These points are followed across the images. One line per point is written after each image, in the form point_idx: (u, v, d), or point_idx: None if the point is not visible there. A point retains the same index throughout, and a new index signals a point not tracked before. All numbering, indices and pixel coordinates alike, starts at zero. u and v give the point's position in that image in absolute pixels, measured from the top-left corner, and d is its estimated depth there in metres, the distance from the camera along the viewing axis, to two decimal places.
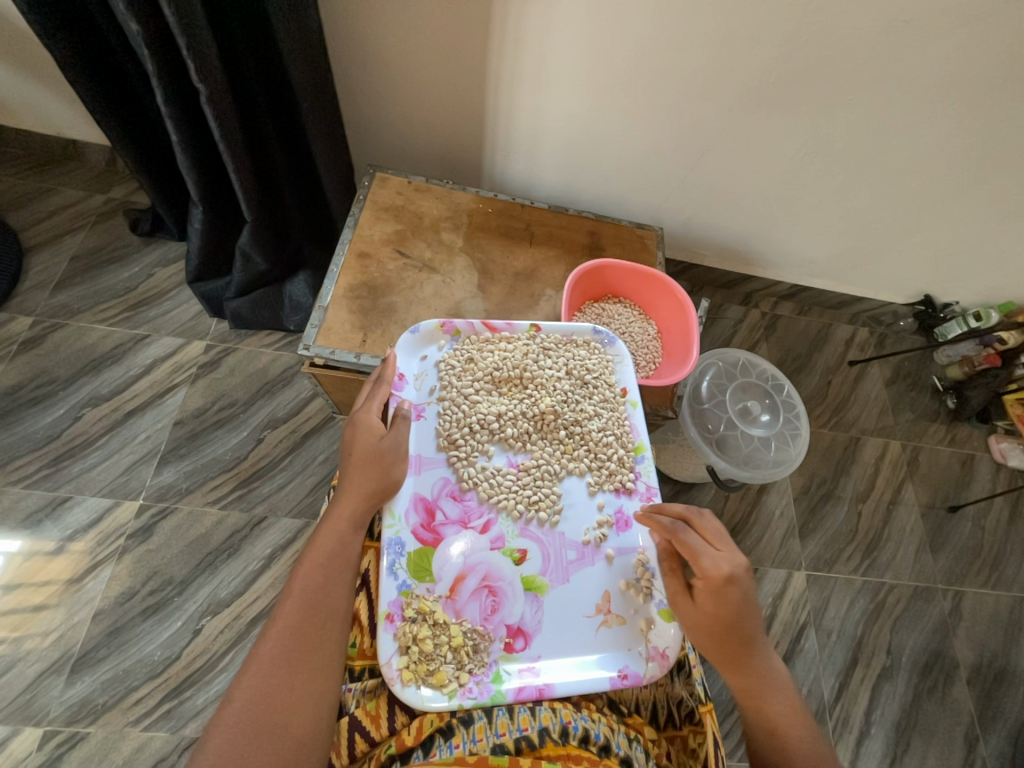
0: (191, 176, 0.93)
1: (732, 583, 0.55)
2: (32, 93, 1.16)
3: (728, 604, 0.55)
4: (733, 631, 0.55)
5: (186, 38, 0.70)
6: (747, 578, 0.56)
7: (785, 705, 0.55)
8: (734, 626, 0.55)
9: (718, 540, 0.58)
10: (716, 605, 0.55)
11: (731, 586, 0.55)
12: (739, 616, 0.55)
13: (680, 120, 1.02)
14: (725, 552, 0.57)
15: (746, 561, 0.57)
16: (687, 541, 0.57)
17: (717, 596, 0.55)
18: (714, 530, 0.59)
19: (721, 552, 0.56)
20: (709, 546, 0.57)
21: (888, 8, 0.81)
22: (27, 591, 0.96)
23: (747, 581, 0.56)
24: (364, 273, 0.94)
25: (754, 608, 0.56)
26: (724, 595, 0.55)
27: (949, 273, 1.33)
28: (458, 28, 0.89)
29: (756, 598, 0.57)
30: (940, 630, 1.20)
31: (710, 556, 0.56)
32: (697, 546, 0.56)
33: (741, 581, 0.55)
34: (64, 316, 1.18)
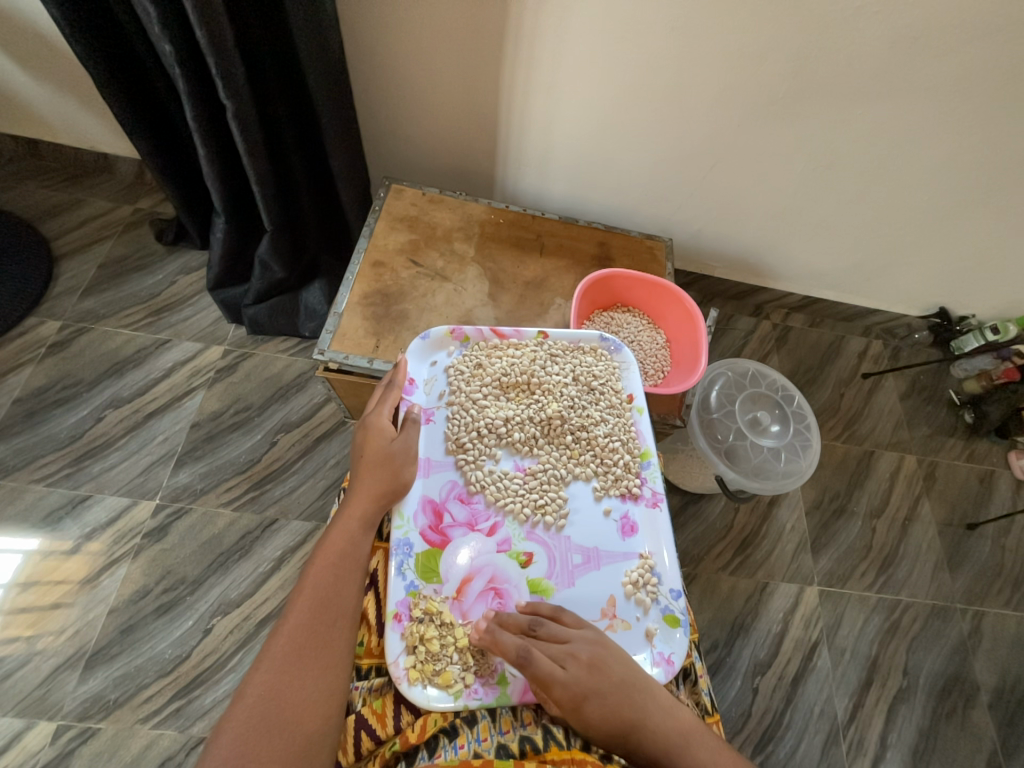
0: (216, 188, 0.97)
1: (582, 701, 0.50)
2: (69, 109, 1.23)
3: (591, 722, 0.49)
4: (615, 736, 0.50)
5: (217, 57, 0.74)
6: (596, 678, 0.51)
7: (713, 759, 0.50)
8: (613, 731, 0.50)
9: (559, 648, 0.53)
10: (585, 726, 0.50)
11: (584, 702, 0.50)
12: (612, 719, 0.50)
13: (689, 134, 1.04)
14: (567, 661, 0.52)
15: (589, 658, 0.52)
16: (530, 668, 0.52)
17: (579, 720, 0.50)
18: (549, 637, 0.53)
19: (563, 667, 0.51)
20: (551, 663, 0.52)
21: (896, 24, 0.82)
22: (44, 588, 0.99)
23: (601, 679, 0.51)
24: (378, 281, 0.96)
25: (625, 696, 0.51)
26: (584, 712, 0.50)
27: (964, 285, 1.31)
28: (474, 49, 0.93)
29: (623, 681, 0.51)
30: (959, 652, 1.16)
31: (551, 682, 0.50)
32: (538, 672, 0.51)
33: (593, 687, 0.50)
34: (91, 321, 1.22)
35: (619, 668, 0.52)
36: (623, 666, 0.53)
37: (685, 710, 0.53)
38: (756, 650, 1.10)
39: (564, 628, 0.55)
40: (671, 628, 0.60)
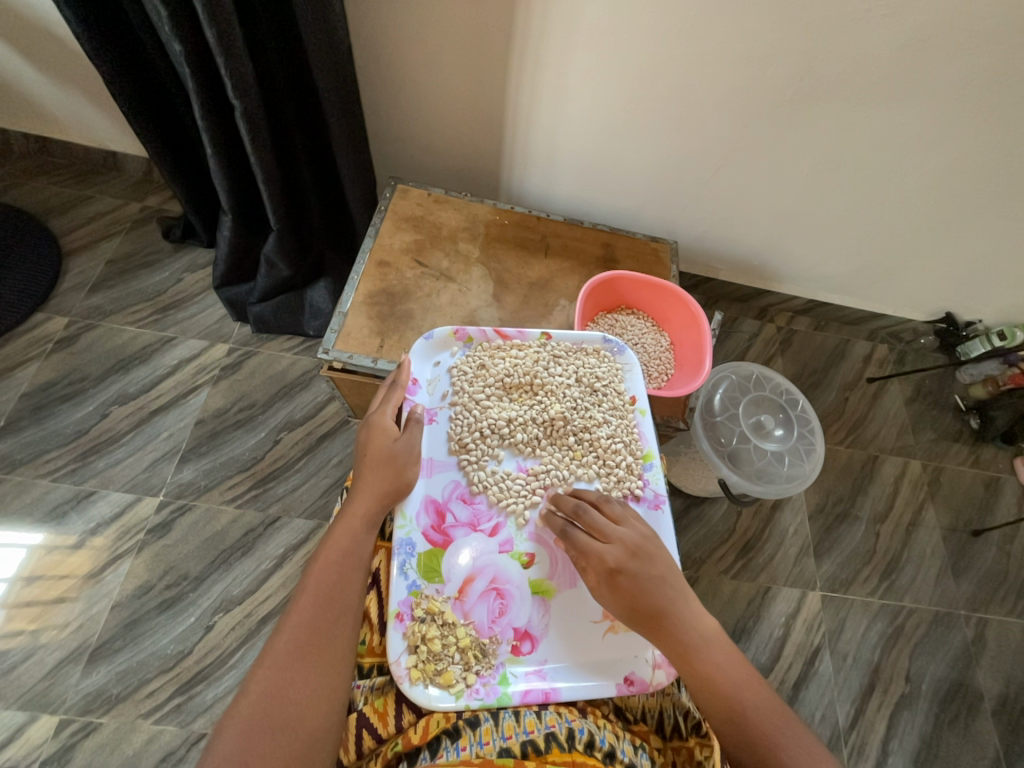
0: (224, 186, 0.98)
1: (620, 572, 0.56)
2: (79, 108, 1.24)
3: (622, 593, 0.55)
4: (642, 615, 0.55)
5: (225, 57, 0.75)
6: (636, 561, 0.56)
7: (722, 672, 0.52)
8: (641, 611, 0.55)
9: (607, 530, 0.59)
10: (614, 596, 0.56)
11: (621, 575, 0.56)
12: (642, 599, 0.55)
13: (696, 136, 1.04)
14: (611, 542, 0.58)
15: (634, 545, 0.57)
16: (574, 541, 0.59)
17: (611, 588, 0.56)
18: (605, 519, 0.60)
19: (607, 544, 0.58)
20: (597, 541, 0.58)
21: (905, 27, 0.82)
22: (48, 583, 0.99)
23: (639, 563, 0.56)
24: (383, 281, 0.97)
25: (659, 585, 0.55)
26: (618, 585, 0.56)
27: (971, 290, 1.30)
28: (481, 49, 0.93)
29: (660, 574, 0.56)
30: (962, 659, 1.15)
31: (594, 550, 0.57)
32: (582, 543, 0.58)
33: (631, 566, 0.56)
34: (98, 317, 1.23)
35: (661, 563, 0.57)
36: (665, 563, 0.57)
37: (714, 623, 0.56)
38: (758, 653, 1.09)
39: (614, 515, 0.61)
40: None
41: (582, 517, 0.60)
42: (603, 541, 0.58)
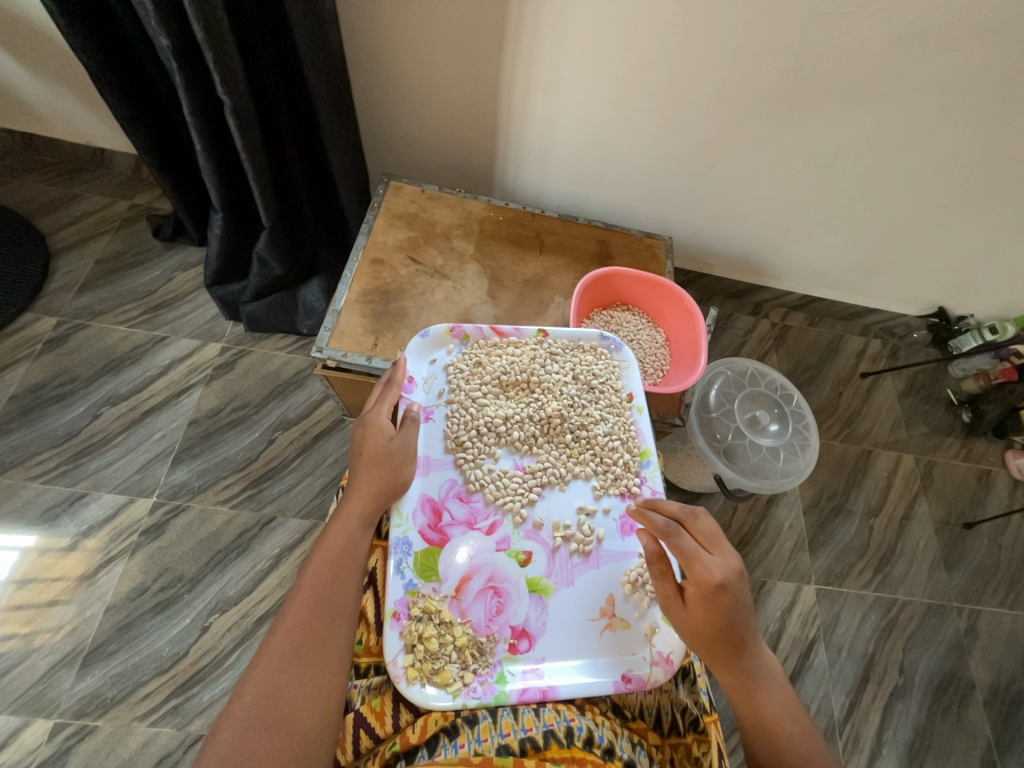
0: (214, 184, 0.96)
1: (722, 588, 0.54)
2: (65, 104, 1.22)
3: (719, 608, 0.54)
4: (729, 635, 0.53)
5: (214, 52, 0.74)
6: (738, 581, 0.55)
7: (781, 710, 0.53)
8: (730, 631, 0.54)
9: (712, 543, 0.57)
10: (707, 608, 0.54)
11: (722, 591, 0.54)
12: (733, 620, 0.54)
13: (690, 131, 1.03)
14: (717, 556, 0.56)
15: (739, 565, 0.55)
16: (680, 547, 0.56)
17: (706, 600, 0.54)
18: (705, 535, 0.58)
19: (712, 556, 0.56)
20: (702, 551, 0.56)
21: (897, 22, 0.82)
22: (40, 586, 0.98)
23: (739, 585, 0.55)
24: (377, 279, 0.96)
25: (747, 610, 0.55)
26: (717, 599, 0.54)
27: (963, 285, 1.31)
28: (473, 44, 0.92)
29: (749, 600, 0.56)
30: (955, 650, 1.17)
31: (700, 560, 0.55)
32: (690, 550, 0.56)
33: (733, 586, 0.55)
34: (88, 317, 1.22)
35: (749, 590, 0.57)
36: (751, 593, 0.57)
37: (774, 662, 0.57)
38: None
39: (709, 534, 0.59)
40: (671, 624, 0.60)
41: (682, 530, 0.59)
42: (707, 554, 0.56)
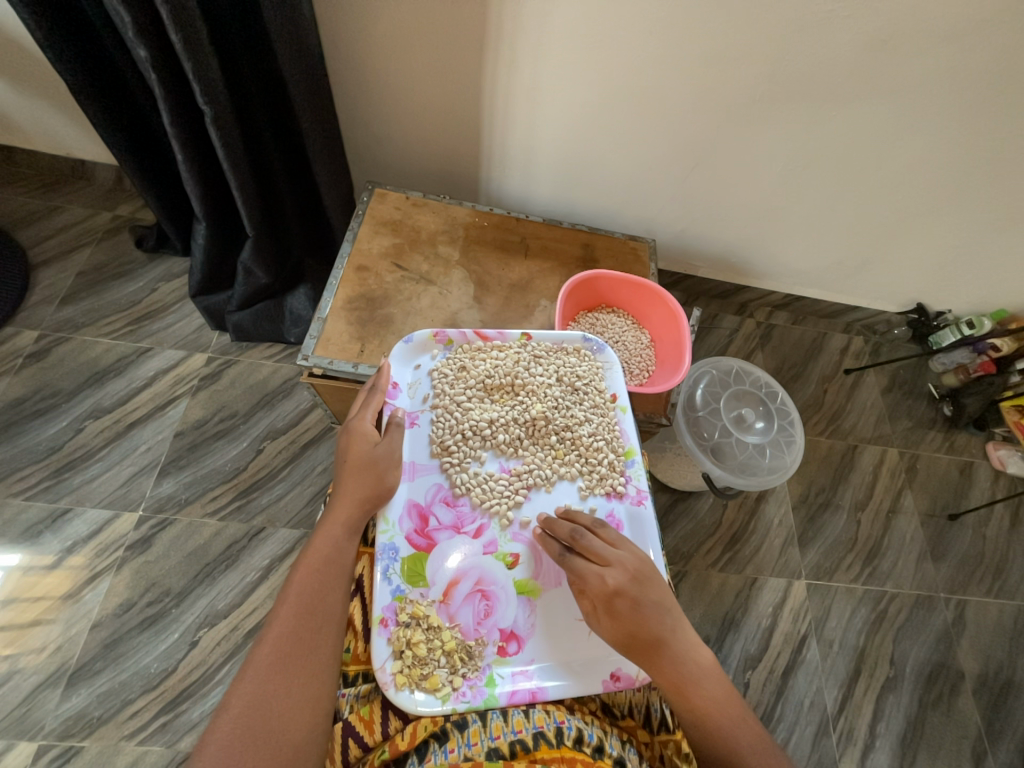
0: (196, 195, 0.96)
1: (620, 597, 0.54)
2: (44, 116, 1.21)
3: (623, 618, 0.54)
4: (641, 643, 0.53)
5: (193, 62, 0.74)
6: (637, 586, 0.55)
7: (714, 704, 0.53)
8: (639, 639, 0.53)
9: (606, 554, 0.57)
10: (612, 621, 0.54)
11: (621, 599, 0.54)
12: (643, 627, 0.53)
13: (671, 136, 1.05)
14: (612, 566, 0.56)
15: (635, 568, 0.56)
16: (574, 565, 0.57)
17: (609, 613, 0.54)
18: (602, 542, 0.58)
19: (608, 567, 0.56)
20: (597, 563, 0.57)
21: (865, 28, 0.84)
22: (24, 604, 0.96)
23: (641, 588, 0.55)
24: (362, 286, 0.96)
25: (657, 612, 0.54)
26: (617, 610, 0.54)
27: (940, 281, 1.34)
28: (456, 53, 0.93)
29: (659, 599, 0.55)
30: (943, 640, 1.18)
31: (594, 574, 0.56)
32: (581, 568, 0.56)
33: (631, 591, 0.54)
34: (70, 330, 1.20)
35: (660, 588, 0.56)
36: (663, 588, 0.56)
37: (709, 653, 0.56)
38: (747, 644, 1.11)
39: (612, 539, 0.59)
40: None
41: (579, 543, 0.58)
42: (602, 565, 0.56)
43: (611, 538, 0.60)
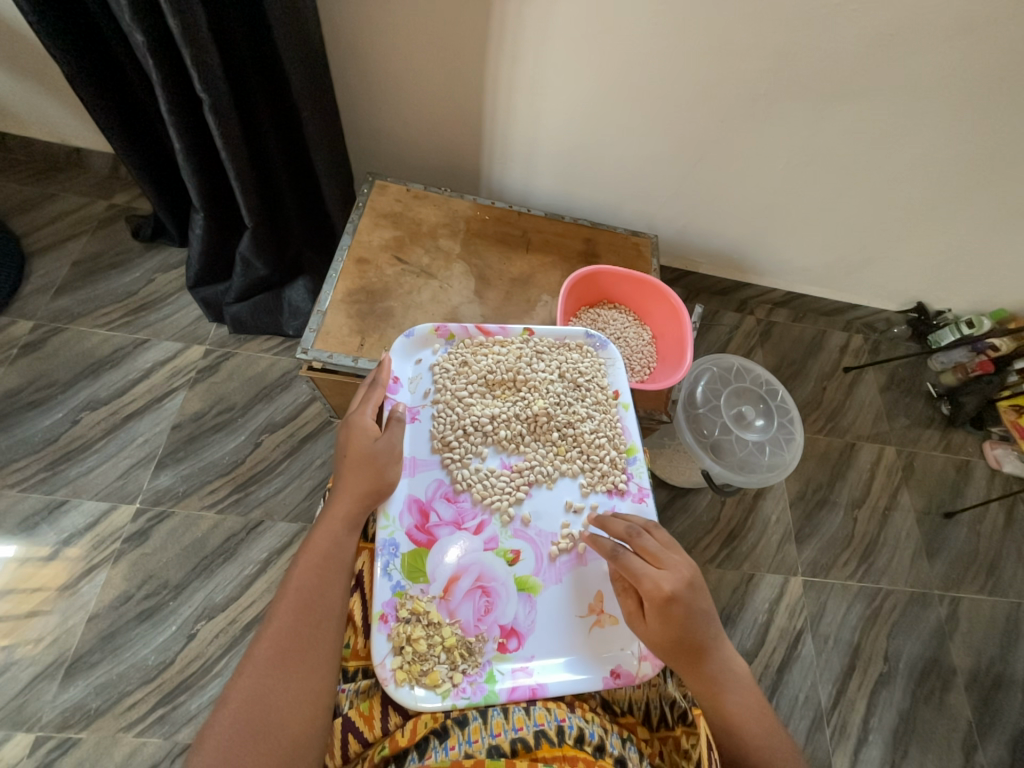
0: (194, 184, 0.95)
1: (675, 602, 0.54)
2: (37, 102, 1.18)
3: (675, 622, 0.54)
4: (687, 647, 0.54)
5: (191, 49, 0.72)
6: (691, 594, 0.55)
7: (748, 713, 0.54)
8: (686, 643, 0.54)
9: (662, 558, 0.57)
10: (664, 624, 0.54)
11: (675, 604, 0.54)
12: (691, 633, 0.54)
13: (674, 130, 1.04)
14: (668, 571, 0.55)
15: (691, 576, 0.55)
16: (629, 565, 0.56)
17: (663, 616, 0.54)
18: (657, 546, 0.58)
19: (663, 571, 0.55)
20: (652, 566, 0.56)
21: (873, 23, 0.83)
22: (20, 596, 0.96)
23: (693, 596, 0.55)
24: (362, 278, 0.95)
25: (706, 620, 0.55)
26: (671, 615, 0.54)
27: (941, 280, 1.34)
28: (458, 42, 0.92)
29: (708, 609, 0.55)
30: (937, 636, 1.20)
31: (651, 577, 0.55)
32: (638, 569, 0.56)
33: (686, 597, 0.54)
34: (65, 320, 1.19)
35: (708, 598, 0.56)
36: (710, 598, 0.57)
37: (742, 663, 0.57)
38: (743, 640, 1.12)
39: (665, 543, 0.59)
40: None
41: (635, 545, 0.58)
42: (657, 568, 0.56)
43: (663, 542, 0.60)
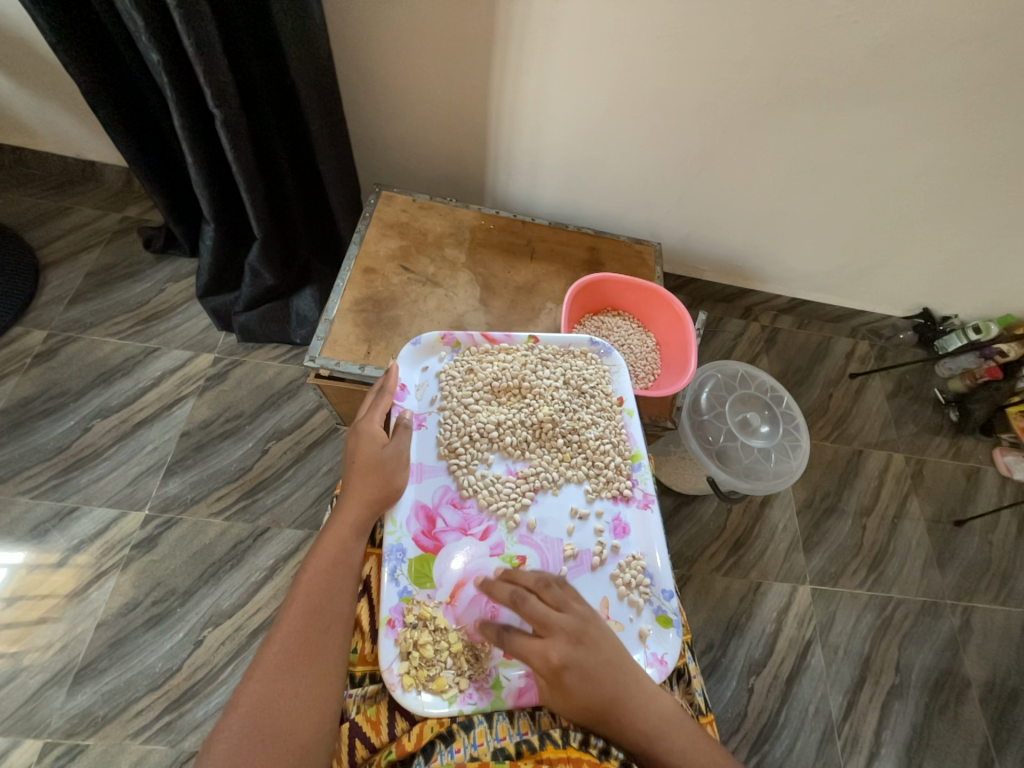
0: (206, 196, 0.97)
1: (565, 671, 0.50)
2: (56, 119, 1.22)
3: (572, 692, 0.50)
4: (594, 711, 0.50)
5: (204, 66, 0.75)
6: (582, 654, 0.51)
7: (680, 753, 0.51)
8: (594, 709, 0.50)
9: (547, 623, 0.51)
10: (563, 696, 0.50)
11: (566, 673, 0.50)
12: (595, 696, 0.50)
13: (677, 141, 1.06)
14: (554, 637, 0.51)
15: (580, 634, 0.51)
16: (514, 643, 0.52)
17: (558, 689, 0.50)
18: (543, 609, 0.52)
19: (548, 639, 0.51)
20: (537, 637, 0.51)
21: (873, 35, 0.85)
22: (30, 603, 0.97)
23: (587, 654, 0.51)
24: (369, 287, 0.96)
25: (608, 675, 0.51)
26: (566, 684, 0.50)
27: (946, 286, 1.34)
28: (465, 59, 0.95)
29: (607, 661, 0.51)
30: (950, 647, 1.18)
31: (536, 650, 0.51)
32: (522, 646, 0.51)
33: (577, 662, 0.50)
34: (78, 330, 1.21)
35: (607, 647, 0.52)
36: (611, 645, 0.52)
37: (669, 699, 0.54)
38: (751, 650, 1.10)
39: (557, 602, 0.53)
40: (663, 628, 0.61)
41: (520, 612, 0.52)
42: (544, 637, 0.51)
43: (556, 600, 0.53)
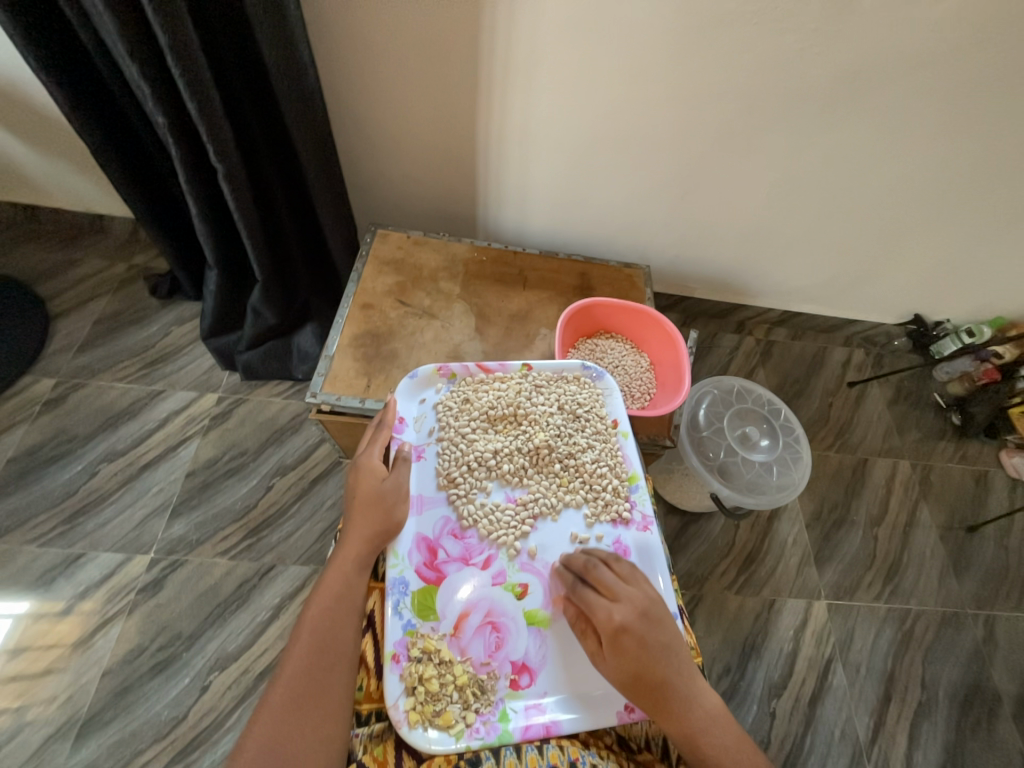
0: (209, 244, 1.01)
1: (627, 634, 0.53)
2: (67, 177, 1.29)
3: (629, 656, 0.53)
4: (646, 685, 0.53)
5: (207, 125, 0.79)
6: (645, 625, 0.54)
7: (720, 751, 0.53)
8: (645, 680, 0.53)
9: (616, 588, 0.56)
10: (618, 659, 0.53)
11: (627, 636, 0.53)
12: (649, 668, 0.53)
13: (658, 169, 1.11)
14: (621, 602, 0.55)
15: (647, 606, 0.55)
16: (583, 596, 0.56)
17: (616, 650, 0.53)
18: (614, 577, 0.57)
19: (616, 601, 0.55)
20: (605, 598, 0.55)
21: (837, 63, 0.90)
22: (35, 654, 0.96)
23: (649, 628, 0.54)
24: (368, 323, 0.99)
25: (665, 654, 0.53)
26: (624, 647, 0.53)
27: (934, 292, 1.37)
28: (452, 104, 1.00)
29: (668, 642, 0.54)
30: (976, 660, 1.14)
31: (602, 607, 0.55)
32: (590, 599, 0.55)
33: (639, 630, 0.54)
34: (86, 377, 1.24)
35: (669, 630, 0.55)
36: (672, 630, 0.55)
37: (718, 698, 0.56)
38: (770, 671, 1.08)
39: (623, 574, 0.58)
40: None
41: (592, 575, 0.58)
42: (611, 600, 0.55)
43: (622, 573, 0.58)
